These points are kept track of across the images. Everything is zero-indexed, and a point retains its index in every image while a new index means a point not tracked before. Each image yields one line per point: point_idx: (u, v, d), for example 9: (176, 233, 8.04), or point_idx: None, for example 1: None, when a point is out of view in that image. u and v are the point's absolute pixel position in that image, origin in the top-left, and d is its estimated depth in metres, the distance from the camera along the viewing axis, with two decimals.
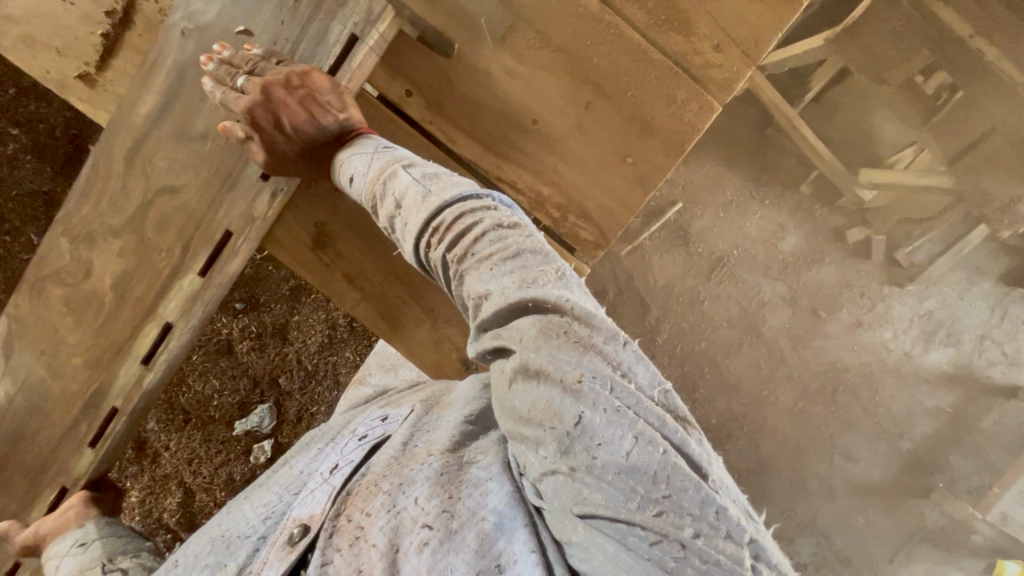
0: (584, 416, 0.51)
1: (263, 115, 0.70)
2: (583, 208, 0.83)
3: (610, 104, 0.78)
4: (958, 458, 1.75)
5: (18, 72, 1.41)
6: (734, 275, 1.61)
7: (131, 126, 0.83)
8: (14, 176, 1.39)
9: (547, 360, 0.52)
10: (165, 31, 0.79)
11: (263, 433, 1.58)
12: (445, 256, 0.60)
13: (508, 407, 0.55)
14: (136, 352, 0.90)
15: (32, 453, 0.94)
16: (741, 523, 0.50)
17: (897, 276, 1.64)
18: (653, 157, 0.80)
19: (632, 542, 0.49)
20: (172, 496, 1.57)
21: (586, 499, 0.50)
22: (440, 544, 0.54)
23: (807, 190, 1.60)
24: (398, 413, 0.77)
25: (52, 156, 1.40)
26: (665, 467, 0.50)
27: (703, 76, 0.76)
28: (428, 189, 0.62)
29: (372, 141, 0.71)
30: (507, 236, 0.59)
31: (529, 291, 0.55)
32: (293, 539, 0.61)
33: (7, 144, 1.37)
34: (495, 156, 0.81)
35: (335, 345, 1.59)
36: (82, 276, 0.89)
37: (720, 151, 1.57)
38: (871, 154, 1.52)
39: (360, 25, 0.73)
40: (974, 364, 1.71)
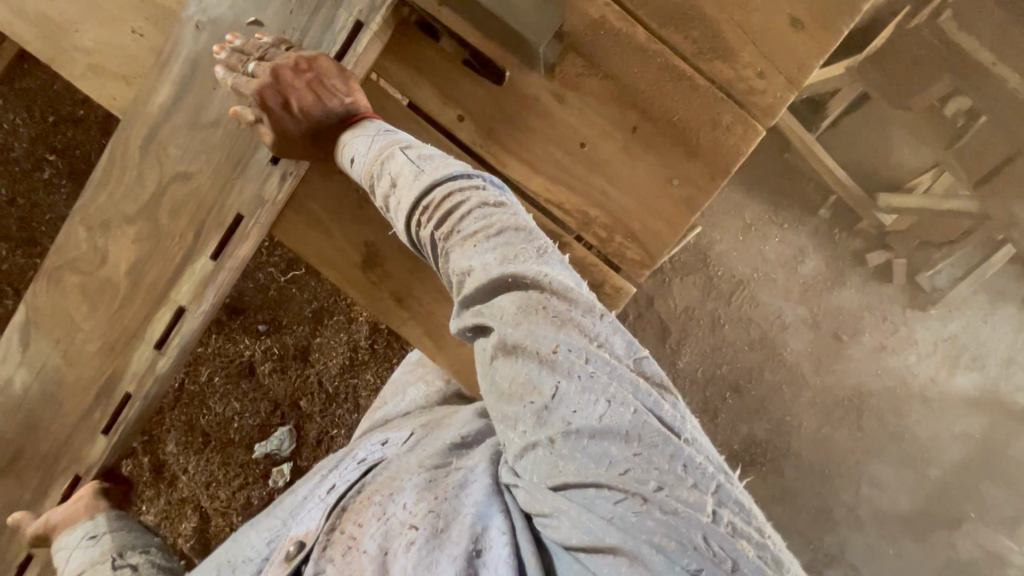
0: (560, 387, 0.53)
1: (273, 96, 0.73)
2: (629, 228, 0.84)
3: (658, 129, 0.80)
4: (990, 488, 1.71)
5: (47, 93, 1.53)
6: (754, 298, 1.61)
7: (146, 116, 0.86)
8: (49, 199, 1.56)
9: (525, 335, 0.54)
10: (180, 24, 0.83)
11: (282, 456, 1.57)
12: (434, 235, 0.62)
13: (491, 382, 0.57)
14: (147, 337, 0.90)
15: (46, 447, 0.94)
16: (707, 471, 0.51)
17: (918, 299, 1.63)
18: (697, 179, 0.81)
19: (597, 501, 0.50)
20: (188, 521, 1.56)
21: (561, 471, 0.52)
22: (425, 542, 0.56)
23: (825, 214, 1.61)
24: (397, 436, 0.82)
25: (85, 179, 1.56)
26: (633, 426, 0.51)
27: (747, 102, 0.77)
28: (421, 168, 0.64)
29: (374, 124, 0.73)
30: (492, 213, 0.61)
31: (513, 267, 0.57)
32: (290, 555, 0.63)
33: (46, 169, 1.55)
34: (543, 178, 0.82)
35: (356, 366, 1.58)
36: (97, 264, 0.90)
37: (738, 177, 1.59)
38: (889, 179, 1.53)
39: (365, 11, 0.76)
40: (1001, 389, 1.68)
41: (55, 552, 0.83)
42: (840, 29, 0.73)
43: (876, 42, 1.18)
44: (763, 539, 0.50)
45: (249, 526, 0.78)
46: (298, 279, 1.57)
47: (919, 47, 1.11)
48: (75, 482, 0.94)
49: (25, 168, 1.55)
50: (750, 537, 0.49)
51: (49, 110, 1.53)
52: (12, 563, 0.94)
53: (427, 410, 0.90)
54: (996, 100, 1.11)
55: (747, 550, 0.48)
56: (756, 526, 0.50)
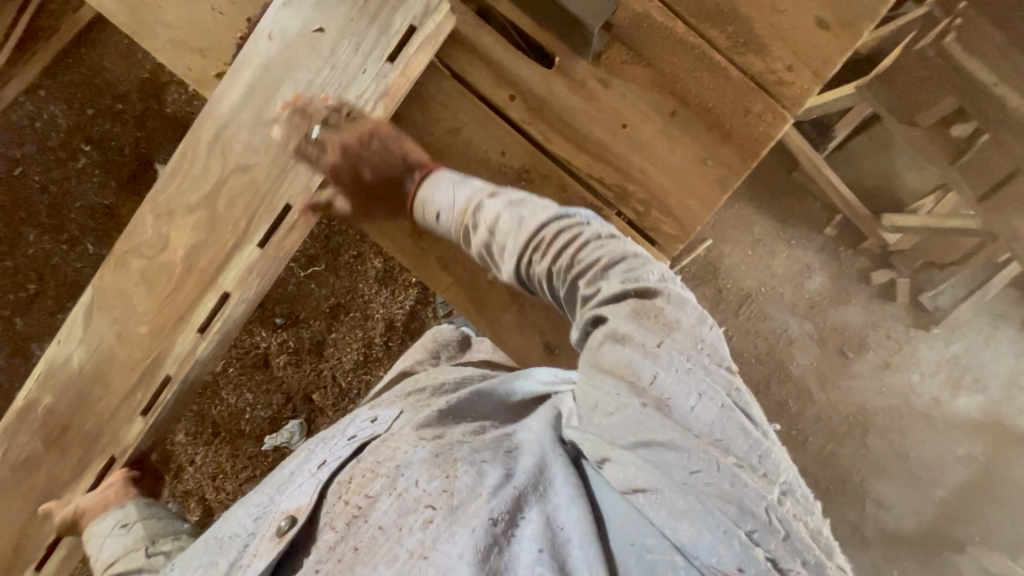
0: (658, 376, 0.54)
1: (344, 168, 0.85)
2: (665, 204, 0.88)
3: (694, 115, 0.84)
4: (995, 511, 1.72)
5: (87, 83, 1.60)
6: (762, 311, 1.66)
7: (215, 116, 0.90)
8: (82, 187, 1.61)
9: (633, 328, 0.57)
10: (254, 37, 0.88)
11: (291, 449, 1.57)
12: (549, 269, 0.66)
13: (592, 361, 0.60)
14: (193, 320, 0.94)
15: (90, 424, 0.98)
16: (778, 464, 0.52)
17: (921, 319, 1.67)
18: (729, 162, 0.85)
19: (673, 466, 0.51)
20: (192, 513, 1.56)
21: (644, 433, 0.53)
22: (441, 518, 0.58)
23: (832, 233, 1.66)
24: (387, 415, 0.80)
25: (117, 169, 1.62)
26: (718, 414, 0.53)
27: (777, 92, 0.82)
28: (523, 214, 0.69)
29: (447, 177, 0.80)
30: (608, 243, 0.65)
31: (640, 282, 0.61)
32: (282, 530, 0.69)
33: (80, 159, 1.61)
34: (586, 155, 0.88)
35: (369, 363, 1.59)
36: (160, 249, 0.94)
37: (748, 195, 1.65)
38: (892, 201, 1.59)
39: (419, 17, 0.83)
40: (1003, 412, 1.71)
41: (88, 539, 0.91)
42: (863, 30, 0.79)
43: (882, 63, 1.25)
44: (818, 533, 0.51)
45: (238, 505, 0.83)
46: (316, 275, 1.59)
47: (923, 71, 1.18)
48: (109, 464, 0.98)
49: (59, 157, 1.60)
50: (805, 521, 0.51)
51: (88, 104, 1.60)
52: (39, 548, 0.98)
53: (422, 376, 0.91)
54: (1001, 121, 1.16)
55: (803, 532, 0.49)
56: (813, 518, 0.52)
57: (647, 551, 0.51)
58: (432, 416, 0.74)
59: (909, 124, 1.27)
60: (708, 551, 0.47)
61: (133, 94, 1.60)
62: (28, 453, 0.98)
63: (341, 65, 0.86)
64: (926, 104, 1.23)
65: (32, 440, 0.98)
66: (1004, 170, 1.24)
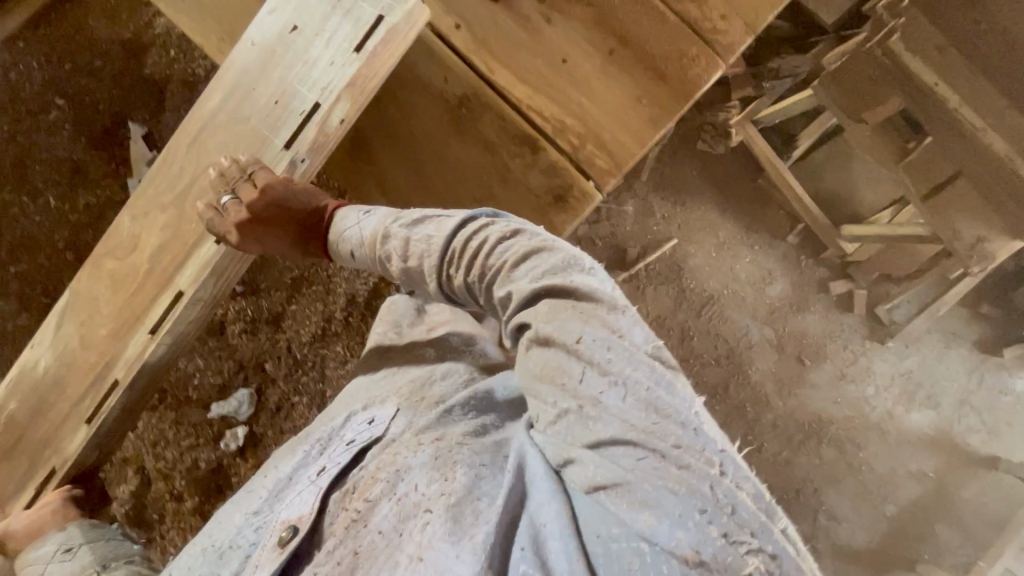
0: (587, 372, 0.54)
1: (248, 229, 0.84)
2: (600, 139, 0.90)
3: (631, 55, 0.86)
4: (943, 530, 1.72)
5: (67, 38, 1.60)
6: (723, 314, 1.67)
7: (198, 116, 0.97)
8: (51, 141, 1.60)
9: (554, 328, 0.57)
10: (240, 44, 0.96)
11: (238, 420, 1.53)
12: (467, 280, 0.65)
13: (524, 367, 0.60)
14: (143, 322, 0.94)
15: (47, 424, 0.97)
16: (714, 437, 0.52)
17: (877, 332, 1.70)
18: (662, 102, 0.86)
19: (620, 458, 0.51)
20: (127, 483, 1.50)
21: (593, 430, 0.53)
22: (440, 520, 0.57)
23: (794, 240, 1.69)
24: (384, 414, 0.78)
25: (88, 126, 1.61)
26: (646, 399, 0.53)
27: (709, 40, 0.83)
28: (429, 232, 0.67)
29: (353, 211, 0.78)
30: (513, 242, 0.63)
31: (549, 278, 0.59)
32: (283, 540, 0.67)
33: (52, 113, 1.60)
34: (526, 87, 0.91)
35: (327, 338, 1.55)
36: (130, 250, 0.98)
37: (715, 198, 1.67)
38: (852, 212, 1.62)
39: (386, 8, 0.89)
40: (954, 430, 1.72)
41: (25, 566, 0.87)
42: None
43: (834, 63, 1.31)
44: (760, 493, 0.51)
45: (235, 509, 0.82)
46: None
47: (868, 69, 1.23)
48: (49, 478, 0.95)
49: (31, 108, 1.60)
50: (749, 489, 0.50)
51: (67, 59, 1.60)
52: None
53: (408, 372, 0.86)
54: (941, 120, 1.21)
55: (750, 502, 0.49)
56: (760, 486, 0.51)
57: (616, 544, 0.48)
58: (431, 418, 0.71)
59: (858, 119, 1.30)
60: (668, 536, 0.47)
61: (114, 53, 1.61)
62: None
63: (313, 61, 0.91)
64: (873, 103, 1.26)
65: None
66: (944, 173, 1.26)
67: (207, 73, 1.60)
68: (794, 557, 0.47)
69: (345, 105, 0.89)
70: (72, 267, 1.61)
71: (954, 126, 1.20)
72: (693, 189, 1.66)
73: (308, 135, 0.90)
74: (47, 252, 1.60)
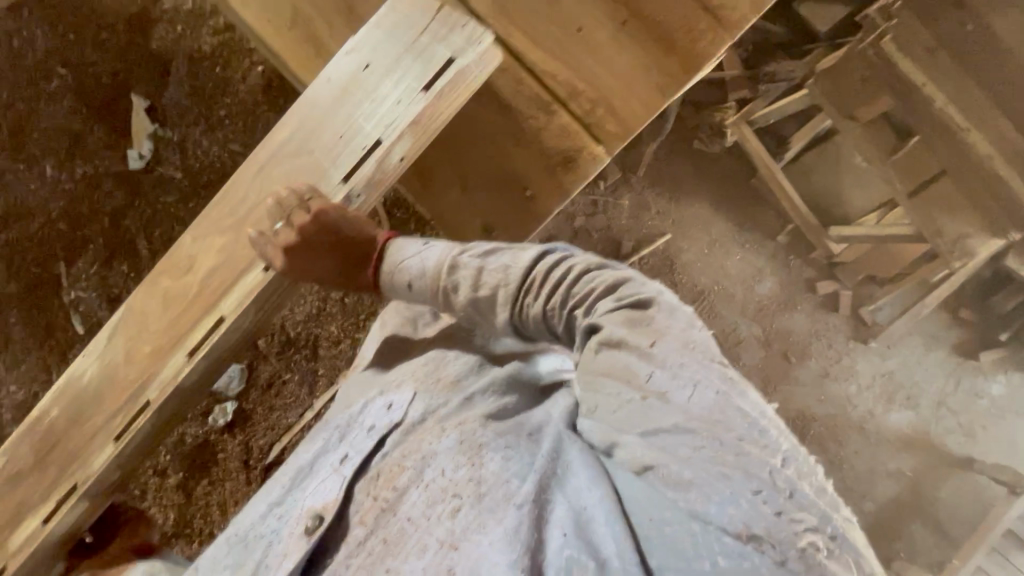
0: (656, 374, 0.54)
1: (300, 257, 0.76)
2: (611, 105, 0.85)
3: (641, 26, 0.78)
4: (918, 527, 1.77)
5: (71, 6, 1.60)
6: (713, 309, 1.71)
7: (263, 149, 0.84)
8: (50, 110, 1.59)
9: (628, 333, 0.57)
10: (314, 82, 0.84)
11: (227, 396, 1.50)
12: (546, 307, 0.63)
13: (588, 367, 0.61)
14: (184, 342, 0.81)
15: (66, 447, 0.82)
16: (775, 431, 0.52)
17: (860, 332, 1.74)
18: (671, 76, 0.79)
19: (677, 446, 0.52)
20: None
21: (654, 422, 0.53)
22: (472, 508, 0.59)
23: (783, 240, 1.73)
24: (401, 399, 0.76)
25: (89, 96, 1.60)
26: (709, 394, 0.52)
27: (719, 15, 0.74)
28: (504, 259, 0.65)
29: (410, 244, 0.73)
30: (597, 272, 0.63)
31: (631, 297, 0.59)
32: (309, 528, 0.69)
33: (53, 82, 1.59)
34: (539, 51, 0.83)
35: (322, 316, 1.53)
36: (186, 269, 0.84)
37: (708, 196, 1.71)
38: (840, 213, 1.68)
39: (459, 50, 0.80)
40: (932, 430, 1.77)
41: None
42: None
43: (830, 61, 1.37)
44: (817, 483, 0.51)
45: (255, 496, 0.82)
46: None
47: (862, 69, 1.29)
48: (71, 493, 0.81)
49: (31, 76, 1.58)
50: (809, 480, 0.50)
51: (71, 29, 1.60)
52: None
53: (426, 356, 0.83)
54: (928, 121, 1.26)
55: (809, 490, 0.49)
56: (819, 479, 0.51)
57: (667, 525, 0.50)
58: (451, 404, 0.72)
59: (850, 116, 1.38)
60: (719, 512, 0.48)
61: (118, 26, 1.61)
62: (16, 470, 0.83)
63: (379, 100, 0.81)
64: (867, 100, 1.34)
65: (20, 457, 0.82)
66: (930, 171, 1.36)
67: (213, 50, 1.62)
68: (850, 541, 0.48)
69: (408, 143, 0.79)
70: (65, 237, 1.59)
71: (944, 129, 1.25)
72: (687, 187, 1.69)
73: (364, 170, 0.80)
74: (39, 222, 1.58)
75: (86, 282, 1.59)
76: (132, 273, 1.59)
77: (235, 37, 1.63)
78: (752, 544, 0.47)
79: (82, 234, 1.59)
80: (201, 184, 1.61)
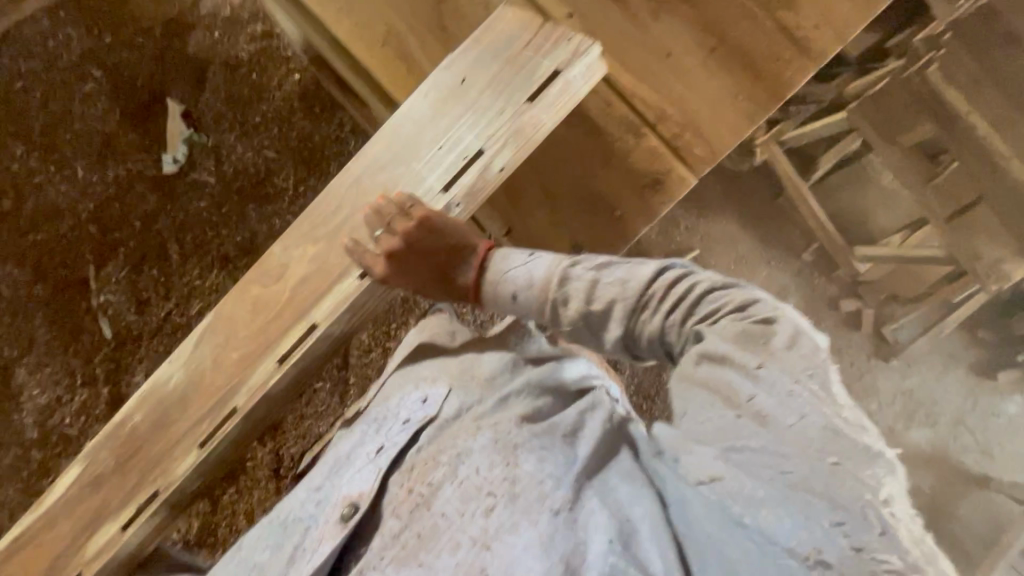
0: (756, 396, 0.53)
1: (401, 260, 0.79)
2: (697, 130, 0.91)
3: (731, 54, 0.88)
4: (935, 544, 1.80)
5: (109, 9, 1.60)
6: None
7: (357, 162, 0.89)
8: (83, 112, 1.58)
9: (735, 350, 0.56)
10: (411, 96, 0.89)
11: None
12: (664, 324, 0.63)
13: (683, 379, 0.60)
14: (274, 350, 0.85)
15: (152, 449, 0.85)
16: (878, 471, 0.48)
17: (882, 351, 1.77)
18: (758, 100, 0.88)
19: (760, 468, 0.51)
20: None
21: (741, 441, 0.53)
22: (505, 507, 0.61)
23: (808, 258, 1.76)
24: (437, 394, 0.80)
25: (124, 99, 1.60)
26: (809, 424, 0.50)
27: (804, 45, 0.85)
28: (623, 275, 0.65)
29: (508, 253, 0.74)
30: (723, 292, 0.62)
31: (758, 322, 0.58)
32: (345, 517, 0.71)
33: (88, 83, 1.58)
34: (630, 77, 0.91)
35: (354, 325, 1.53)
36: (275, 278, 0.88)
37: (736, 213, 1.71)
38: (865, 233, 1.71)
39: (565, 63, 0.84)
40: (950, 449, 1.79)
41: None
42: None
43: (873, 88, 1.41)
44: (918, 534, 0.47)
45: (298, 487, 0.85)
46: None
47: (908, 95, 1.33)
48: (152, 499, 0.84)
49: (65, 78, 1.58)
50: (908, 526, 0.47)
51: (107, 32, 1.59)
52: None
53: (464, 359, 0.86)
54: (971, 148, 1.31)
55: (903, 535, 0.46)
56: (918, 531, 0.47)
57: (717, 537, 0.52)
58: (486, 405, 0.75)
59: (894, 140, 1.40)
60: (787, 533, 0.47)
61: (156, 30, 1.61)
62: (99, 471, 0.86)
63: (481, 113, 0.85)
64: (908, 127, 1.37)
65: (102, 460, 0.87)
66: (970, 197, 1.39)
67: (250, 56, 1.63)
68: None
69: (510, 153, 0.84)
70: (94, 240, 1.56)
71: (983, 153, 1.30)
72: (716, 203, 1.70)
73: (467, 179, 0.84)
74: (68, 224, 1.56)
75: (115, 286, 1.56)
76: (162, 278, 1.57)
77: (274, 45, 1.64)
78: (818, 570, 0.45)
79: (111, 238, 1.57)
80: (235, 190, 1.60)
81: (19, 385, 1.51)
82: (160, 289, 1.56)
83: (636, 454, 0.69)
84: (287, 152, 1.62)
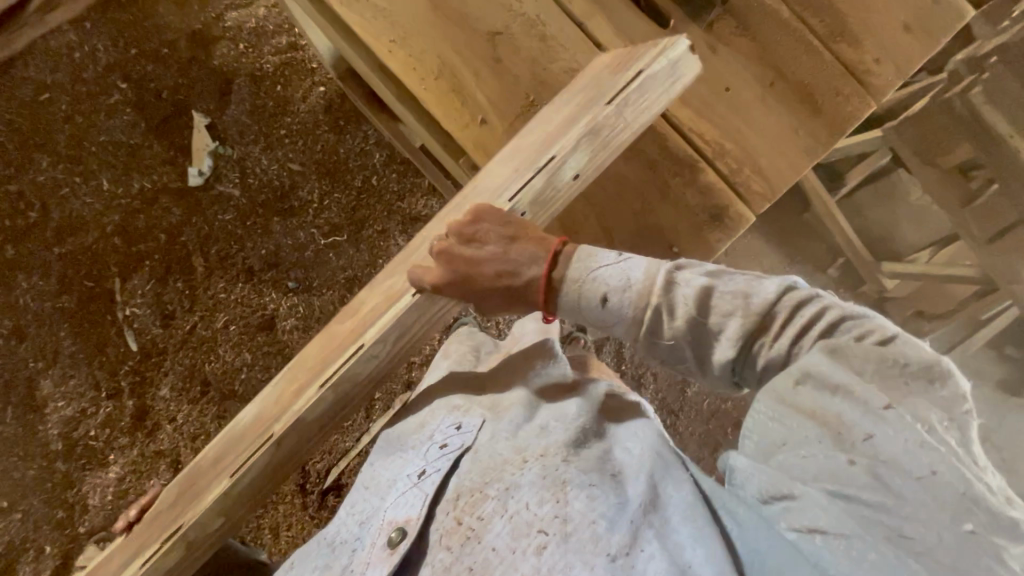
0: (876, 438, 0.48)
1: (455, 255, 0.76)
2: (756, 164, 0.90)
3: (791, 89, 0.88)
4: None
5: (136, 22, 1.60)
6: None
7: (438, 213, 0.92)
8: (108, 123, 1.58)
9: (856, 383, 0.51)
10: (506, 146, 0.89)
11: None
12: (779, 347, 0.58)
13: (783, 401, 0.55)
14: (318, 374, 0.83)
15: (200, 479, 0.85)
16: (1013, 546, 0.43)
17: None
18: (817, 135, 0.89)
19: (877, 525, 0.45)
20: (157, 478, 1.49)
21: (854, 489, 0.47)
22: (558, 547, 0.51)
23: (834, 273, 1.76)
24: (472, 423, 0.72)
25: (149, 111, 1.59)
26: (944, 485, 0.45)
27: (863, 81, 0.86)
28: (743, 291, 0.61)
29: (604, 258, 0.69)
30: (861, 325, 0.56)
31: (892, 356, 0.51)
32: (394, 541, 0.61)
33: (114, 95, 1.58)
34: (688, 110, 0.90)
35: None
36: (350, 315, 0.91)
37: (763, 229, 1.71)
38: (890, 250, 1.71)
39: (649, 59, 0.80)
40: None
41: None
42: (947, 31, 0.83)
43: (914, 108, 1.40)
44: None
45: (342, 508, 0.77)
46: (337, 245, 1.61)
47: (950, 117, 1.32)
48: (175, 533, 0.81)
49: (91, 90, 1.58)
50: None
51: (134, 44, 1.60)
52: None
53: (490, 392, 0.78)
54: (1012, 169, 1.29)
55: None
56: None
57: None
58: (527, 431, 0.67)
59: (929, 161, 1.41)
60: None
61: (181, 42, 1.62)
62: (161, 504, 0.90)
63: (553, 123, 0.84)
64: (945, 149, 1.38)
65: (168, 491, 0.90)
66: (1012, 217, 1.36)
67: (275, 70, 1.63)
68: None
69: (584, 156, 0.79)
70: (119, 253, 1.56)
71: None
72: None
73: (535, 185, 0.78)
74: (93, 235, 1.56)
75: (141, 299, 1.55)
76: (186, 290, 1.56)
77: (298, 58, 1.65)
78: None
79: (137, 250, 1.57)
80: (259, 204, 1.60)
81: (43, 397, 1.50)
82: (184, 300, 1.55)
83: (699, 487, 0.56)
84: (311, 164, 1.62)
